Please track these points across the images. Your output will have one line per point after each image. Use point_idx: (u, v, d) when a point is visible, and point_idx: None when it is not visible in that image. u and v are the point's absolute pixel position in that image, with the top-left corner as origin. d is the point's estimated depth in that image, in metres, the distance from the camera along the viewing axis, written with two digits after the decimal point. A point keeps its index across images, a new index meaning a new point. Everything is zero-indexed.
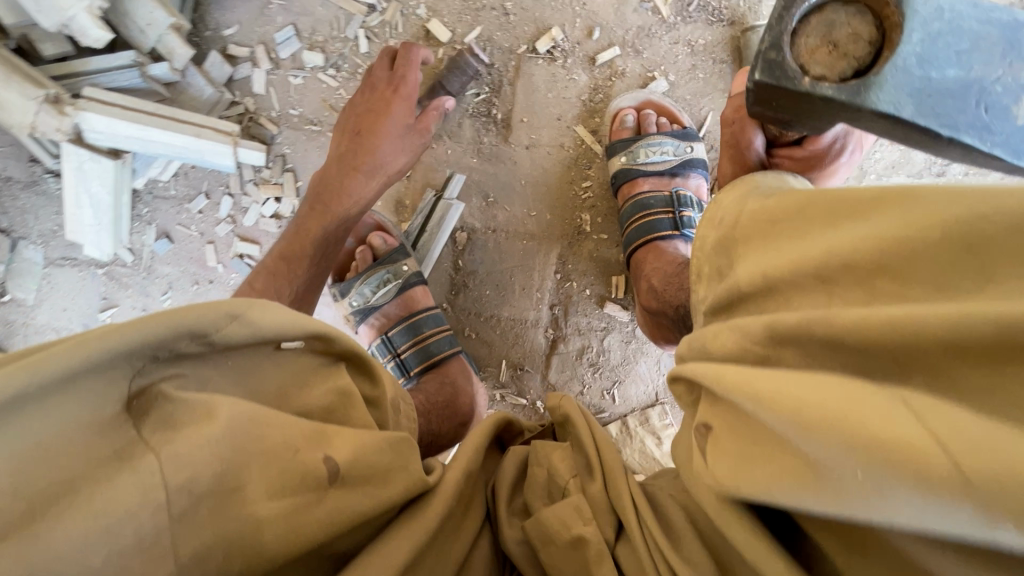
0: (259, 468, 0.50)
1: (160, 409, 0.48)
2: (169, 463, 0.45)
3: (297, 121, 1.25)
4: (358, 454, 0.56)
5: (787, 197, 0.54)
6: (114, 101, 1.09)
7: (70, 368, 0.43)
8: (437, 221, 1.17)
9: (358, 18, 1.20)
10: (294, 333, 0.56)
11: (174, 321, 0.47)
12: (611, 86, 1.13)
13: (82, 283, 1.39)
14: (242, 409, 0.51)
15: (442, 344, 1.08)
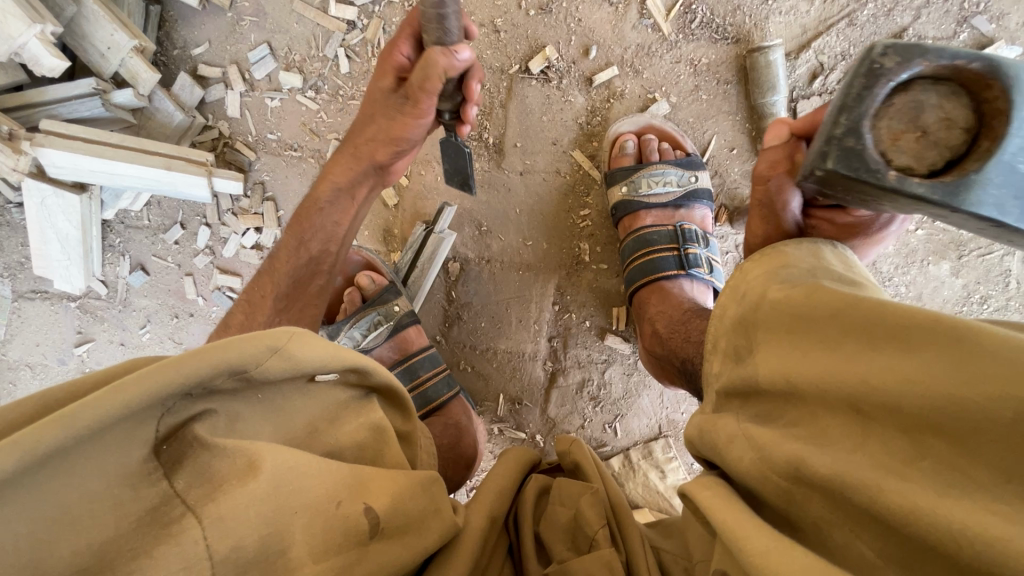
0: (304, 524, 0.45)
1: (195, 458, 0.42)
2: (214, 530, 0.40)
3: (275, 146, 1.17)
4: (397, 503, 0.51)
5: (817, 290, 0.50)
6: (75, 134, 1.01)
7: (102, 419, 0.37)
8: (428, 256, 1.10)
9: (337, 36, 1.11)
10: (331, 366, 0.50)
11: (216, 356, 0.41)
12: (610, 108, 1.07)
13: (54, 317, 1.31)
14: (288, 459, 0.45)
15: (439, 388, 1.03)
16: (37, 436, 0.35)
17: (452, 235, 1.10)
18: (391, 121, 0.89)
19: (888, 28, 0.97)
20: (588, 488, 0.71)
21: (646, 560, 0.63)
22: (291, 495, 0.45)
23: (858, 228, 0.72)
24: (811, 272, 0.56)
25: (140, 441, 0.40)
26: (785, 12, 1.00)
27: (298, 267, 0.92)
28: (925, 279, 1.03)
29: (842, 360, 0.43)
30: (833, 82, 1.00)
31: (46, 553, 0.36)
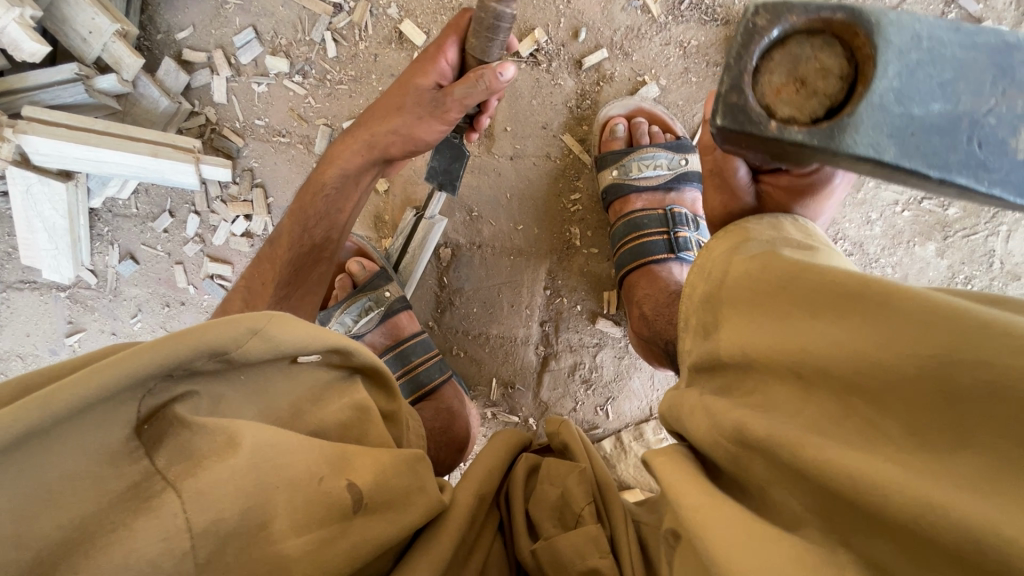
0: (287, 499, 0.46)
1: (176, 438, 0.42)
2: (193, 504, 0.41)
3: (263, 132, 1.16)
4: (381, 478, 0.52)
5: (769, 260, 0.51)
6: (59, 120, 1.00)
7: (83, 397, 0.37)
8: (420, 241, 1.09)
9: (324, 19, 1.10)
10: (313, 347, 0.50)
11: (194, 339, 0.41)
12: (599, 92, 1.06)
13: (44, 307, 1.30)
14: (268, 437, 0.46)
15: (431, 372, 1.05)
16: (18, 413, 0.35)
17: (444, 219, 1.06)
18: (418, 118, 0.89)
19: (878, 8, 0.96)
20: (576, 469, 0.71)
21: (626, 535, 0.64)
22: (270, 471, 0.45)
23: (805, 183, 0.75)
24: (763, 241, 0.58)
25: (121, 420, 0.41)
26: None
27: (297, 254, 0.92)
28: (911, 260, 1.04)
29: (791, 330, 0.45)
30: None
31: (25, 526, 0.36)
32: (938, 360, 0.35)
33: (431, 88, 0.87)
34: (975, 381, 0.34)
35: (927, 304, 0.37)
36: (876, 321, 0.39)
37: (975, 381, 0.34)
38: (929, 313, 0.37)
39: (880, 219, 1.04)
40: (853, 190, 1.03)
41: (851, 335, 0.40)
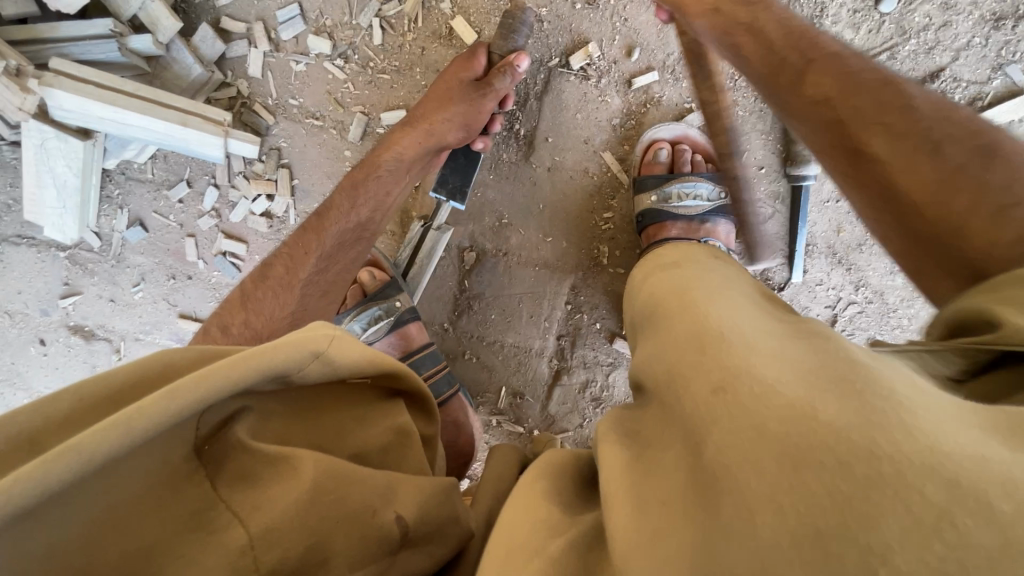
0: (345, 534, 0.44)
1: (235, 461, 0.43)
2: (260, 540, 0.40)
3: (296, 112, 1.12)
4: (425, 510, 0.49)
5: (674, 279, 0.59)
6: (86, 76, 0.96)
7: (155, 426, 0.35)
8: (428, 251, 1.10)
9: (373, 5, 1.06)
10: (366, 368, 0.50)
11: (261, 361, 0.40)
12: (645, 114, 1.05)
13: (40, 265, 1.24)
14: (322, 462, 0.45)
15: (441, 386, 1.03)
16: (88, 445, 0.33)
17: (451, 228, 1.10)
18: (469, 106, 0.95)
19: (927, 65, 0.98)
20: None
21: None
22: (329, 503, 0.43)
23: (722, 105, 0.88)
24: (675, 262, 0.66)
25: (181, 443, 0.41)
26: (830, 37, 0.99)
27: (344, 231, 0.89)
28: (929, 314, 1.06)
29: (666, 335, 0.46)
30: None
31: (94, 555, 0.36)
32: (675, 374, 0.39)
33: (469, 80, 0.95)
34: (689, 398, 0.36)
35: (690, 326, 0.43)
36: (676, 341, 0.43)
37: (688, 396, 0.36)
38: (681, 336, 0.43)
39: (903, 270, 1.05)
40: (881, 239, 1.05)
41: (651, 348, 0.47)
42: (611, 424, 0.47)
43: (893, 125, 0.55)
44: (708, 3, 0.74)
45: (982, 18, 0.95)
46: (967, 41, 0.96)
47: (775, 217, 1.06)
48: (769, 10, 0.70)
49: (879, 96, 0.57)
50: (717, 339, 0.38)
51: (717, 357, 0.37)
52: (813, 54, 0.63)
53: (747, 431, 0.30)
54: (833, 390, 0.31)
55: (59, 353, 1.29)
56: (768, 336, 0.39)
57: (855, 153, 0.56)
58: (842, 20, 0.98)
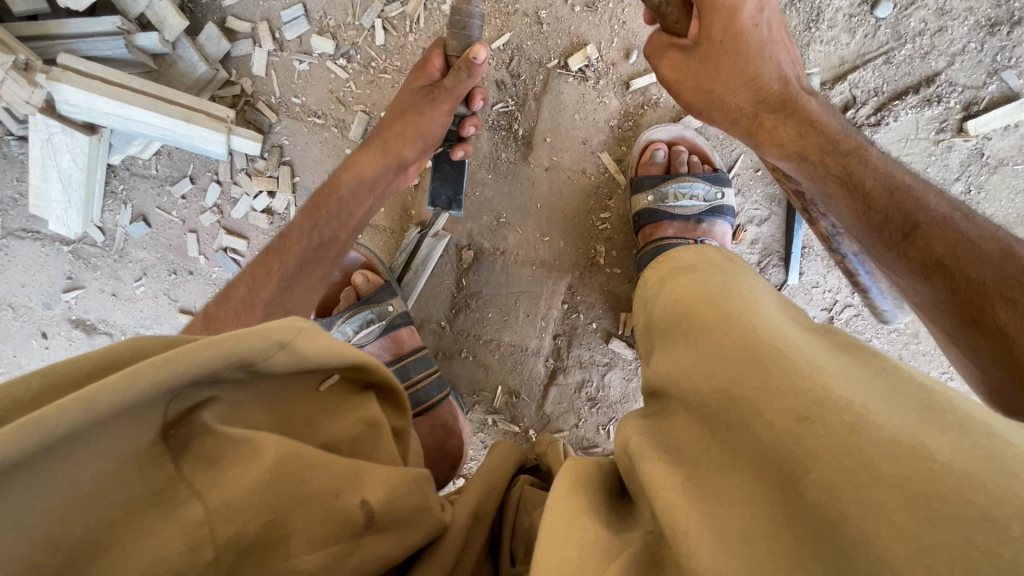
0: (304, 513, 0.43)
1: (201, 444, 0.41)
2: (219, 514, 0.39)
3: (298, 111, 1.14)
4: (393, 497, 0.49)
5: (695, 291, 0.53)
6: (94, 72, 0.98)
7: (119, 402, 0.34)
8: (423, 258, 1.11)
9: (376, 6, 1.08)
10: (335, 362, 0.48)
11: (228, 346, 0.39)
12: (642, 116, 1.06)
13: (45, 259, 1.26)
14: (291, 449, 0.44)
15: (430, 390, 1.03)
16: (49, 419, 0.32)
17: (447, 235, 1.11)
18: (429, 120, 0.95)
19: (922, 70, 0.98)
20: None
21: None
22: (292, 483, 0.43)
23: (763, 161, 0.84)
24: (695, 265, 0.61)
25: (148, 424, 0.38)
26: (826, 41, 1.00)
27: (306, 253, 0.89)
28: None
29: (705, 355, 0.43)
30: (862, 116, 1.01)
31: (55, 529, 0.34)
32: (739, 399, 0.37)
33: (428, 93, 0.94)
34: (767, 427, 0.34)
35: (742, 336, 0.42)
36: (716, 360, 0.41)
37: (766, 423, 0.35)
38: (736, 348, 0.41)
39: None
40: None
41: (687, 364, 0.44)
42: (639, 432, 0.46)
43: (1016, 299, 0.56)
44: (791, 148, 0.75)
45: (977, 24, 0.96)
46: (962, 46, 0.97)
47: (771, 220, 1.07)
48: (863, 161, 0.71)
49: (999, 266, 0.58)
50: (798, 358, 0.37)
51: (791, 375, 0.36)
52: (918, 217, 0.65)
53: (858, 471, 0.30)
54: (941, 432, 0.31)
55: (59, 346, 1.30)
56: (836, 360, 0.39)
57: (972, 318, 0.58)
58: (838, 25, 0.99)
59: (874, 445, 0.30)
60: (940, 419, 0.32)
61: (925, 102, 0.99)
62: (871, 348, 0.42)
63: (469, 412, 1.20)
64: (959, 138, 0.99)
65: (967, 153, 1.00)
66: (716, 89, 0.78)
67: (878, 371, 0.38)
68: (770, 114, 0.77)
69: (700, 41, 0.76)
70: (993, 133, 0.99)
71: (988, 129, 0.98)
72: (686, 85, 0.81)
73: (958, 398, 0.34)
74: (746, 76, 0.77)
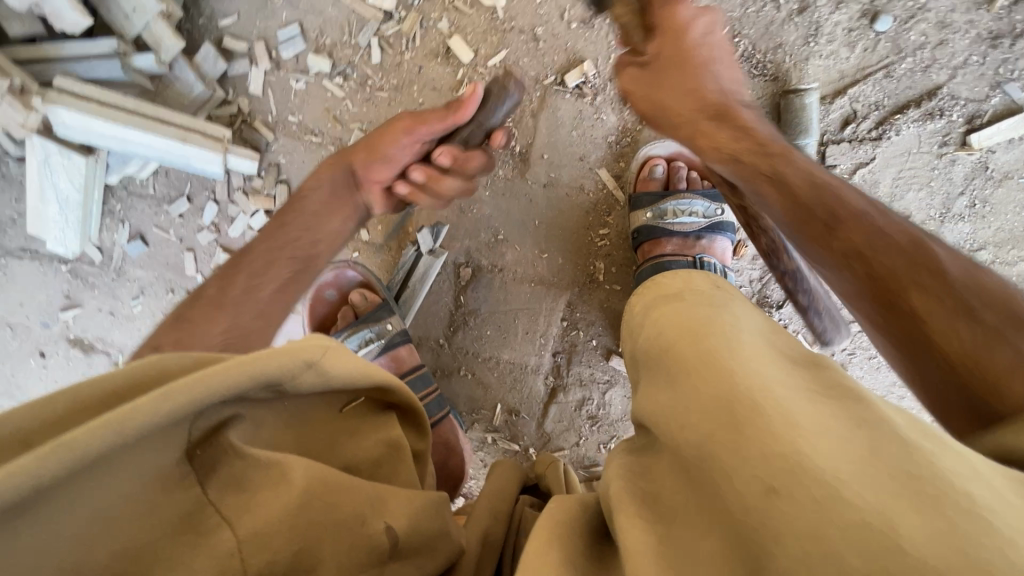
0: (332, 541, 0.43)
1: (228, 466, 0.41)
2: (248, 543, 0.40)
3: (295, 129, 1.14)
4: (415, 523, 0.50)
5: (685, 321, 0.50)
6: (90, 94, 0.98)
7: (149, 426, 0.35)
8: (420, 275, 1.12)
9: (371, 24, 1.08)
10: (359, 383, 0.50)
11: (258, 369, 0.40)
12: (641, 131, 1.05)
13: (43, 278, 1.26)
14: (318, 470, 0.45)
15: (430, 408, 1.02)
16: (86, 442, 0.33)
17: (444, 252, 1.11)
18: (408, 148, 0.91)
19: (924, 84, 0.97)
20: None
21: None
22: (321, 510, 0.43)
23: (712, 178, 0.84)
24: (678, 289, 0.59)
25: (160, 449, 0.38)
26: (826, 55, 0.99)
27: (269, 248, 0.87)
28: None
29: (686, 401, 0.40)
30: (863, 131, 1.00)
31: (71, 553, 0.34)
32: (715, 456, 0.36)
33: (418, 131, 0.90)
34: (736, 496, 0.33)
35: (712, 380, 0.40)
36: (689, 404, 0.40)
37: (735, 485, 0.34)
38: (712, 402, 0.38)
39: None
40: None
41: (670, 406, 0.42)
42: (624, 479, 0.45)
43: (924, 283, 0.54)
44: (726, 151, 0.73)
45: (979, 37, 0.95)
46: (964, 59, 0.95)
47: None
48: (790, 162, 0.68)
49: (907, 253, 0.56)
50: (771, 411, 0.35)
51: (767, 436, 0.34)
52: (840, 210, 0.61)
53: (809, 547, 0.29)
54: (910, 507, 0.29)
55: (57, 365, 1.30)
56: (815, 409, 0.36)
57: (890, 304, 0.55)
58: (838, 39, 0.98)
59: (832, 517, 0.29)
60: (908, 485, 0.30)
61: (927, 115, 0.98)
62: (857, 393, 0.38)
63: (469, 430, 1.19)
64: (962, 151, 0.98)
65: (970, 167, 0.99)
66: (665, 103, 0.80)
67: (859, 425, 0.34)
68: (708, 121, 0.76)
69: (654, 57, 0.79)
70: (997, 147, 0.98)
71: (992, 142, 0.97)
72: (646, 107, 0.82)
73: (933, 451, 0.32)
74: (690, 87, 0.78)
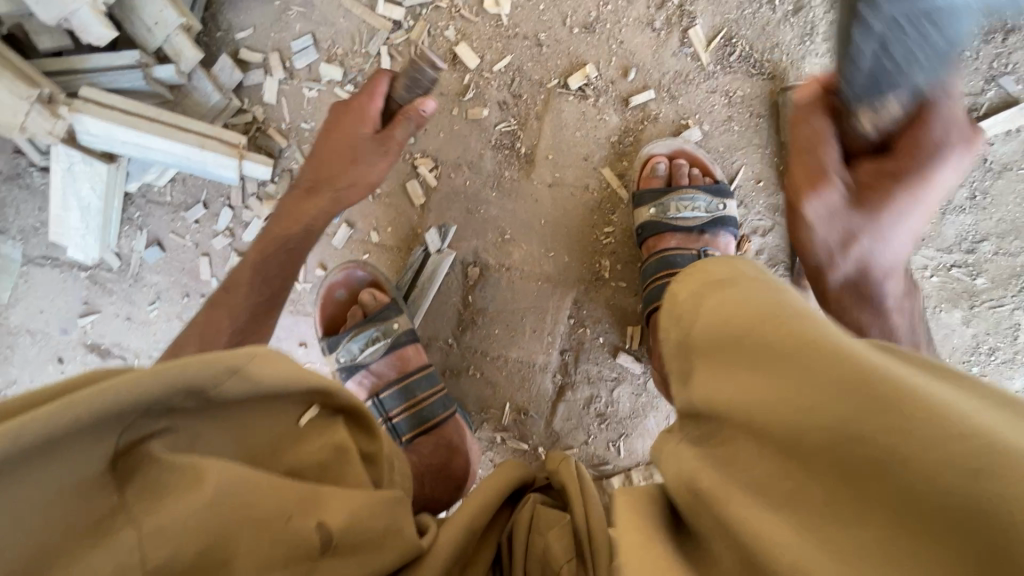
0: (249, 537, 0.45)
1: (147, 472, 0.44)
2: (150, 539, 0.41)
3: (307, 136, 1.17)
4: (353, 522, 0.50)
5: (750, 305, 0.47)
6: (114, 103, 1.02)
7: (53, 429, 0.38)
8: (428, 274, 1.15)
9: (381, 34, 1.12)
10: (294, 386, 0.51)
11: (171, 375, 0.42)
12: (643, 130, 1.08)
13: (62, 284, 1.29)
14: (236, 475, 0.46)
15: (435, 408, 1.02)
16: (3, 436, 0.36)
17: (452, 253, 1.14)
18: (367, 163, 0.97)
19: None
20: (564, 517, 0.72)
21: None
22: (234, 509, 0.45)
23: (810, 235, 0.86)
24: (730, 278, 0.54)
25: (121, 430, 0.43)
26: (822, 54, 1.01)
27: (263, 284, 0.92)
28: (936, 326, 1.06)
29: (803, 392, 0.36)
30: None
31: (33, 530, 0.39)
32: (864, 441, 0.32)
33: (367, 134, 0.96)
34: (930, 481, 0.29)
35: (845, 366, 0.35)
36: (808, 389, 0.36)
37: (919, 476, 0.30)
38: (845, 386, 0.34)
39: None
40: None
41: (778, 399, 0.38)
42: (715, 476, 0.42)
43: None
44: None
45: None
46: None
47: (775, 230, 1.07)
48: None
49: None
50: (933, 400, 0.31)
51: (930, 413, 0.30)
52: None
53: None
54: None
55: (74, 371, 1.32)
56: (960, 392, 0.33)
57: None
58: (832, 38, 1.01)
59: None
60: None
61: None
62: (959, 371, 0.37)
63: (478, 429, 1.20)
64: None
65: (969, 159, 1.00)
66: None
67: (1007, 405, 0.32)
68: None
69: None
70: (995, 138, 0.99)
71: (989, 134, 0.99)
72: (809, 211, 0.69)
73: None
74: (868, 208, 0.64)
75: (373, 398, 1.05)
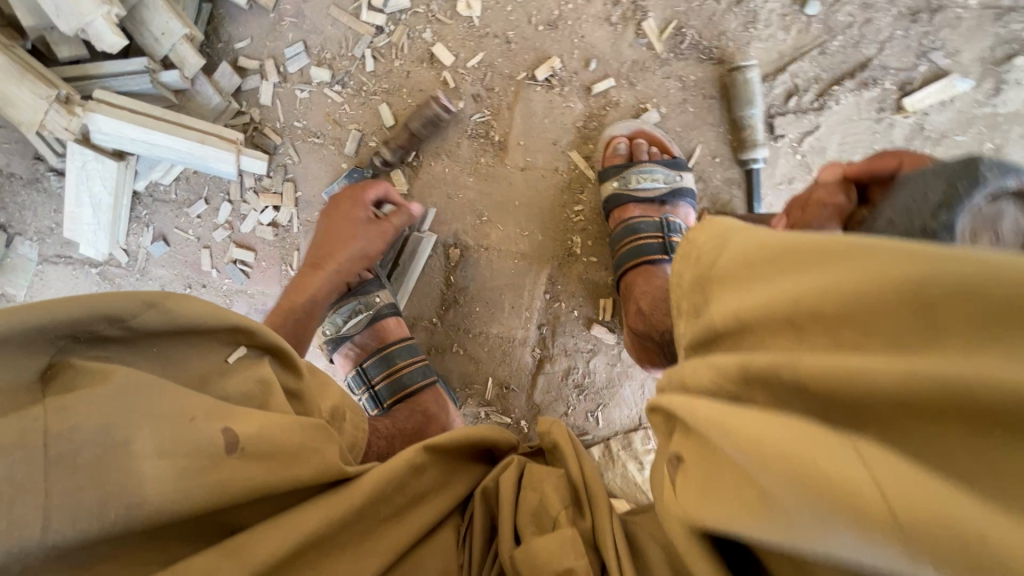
0: (150, 428, 0.46)
1: (64, 377, 0.46)
2: (53, 414, 0.43)
3: (300, 133, 1.28)
4: (262, 429, 0.51)
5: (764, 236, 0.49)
6: (123, 104, 1.13)
7: None
8: (410, 253, 1.22)
9: (366, 38, 1.23)
10: (213, 321, 0.53)
11: (72, 299, 0.46)
12: (606, 115, 1.17)
13: (74, 281, 1.39)
14: (140, 378, 0.48)
15: (414, 375, 1.08)
16: None
17: (434, 235, 1.22)
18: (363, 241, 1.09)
19: (856, 58, 1.08)
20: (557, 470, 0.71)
21: (610, 524, 0.62)
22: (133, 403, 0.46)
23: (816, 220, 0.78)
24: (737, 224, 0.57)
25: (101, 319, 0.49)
26: (765, 39, 1.11)
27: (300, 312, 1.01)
28: None
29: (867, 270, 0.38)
30: (807, 102, 1.10)
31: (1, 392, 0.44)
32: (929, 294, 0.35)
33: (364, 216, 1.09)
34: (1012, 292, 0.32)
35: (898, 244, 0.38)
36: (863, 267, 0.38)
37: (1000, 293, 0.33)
38: (906, 254, 0.37)
39: None
40: None
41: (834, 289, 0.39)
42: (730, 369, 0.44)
43: None
44: None
45: (900, 14, 1.06)
46: (889, 34, 1.07)
47: (735, 202, 1.14)
48: None
49: None
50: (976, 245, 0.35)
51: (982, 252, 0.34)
52: None
53: None
54: None
55: None
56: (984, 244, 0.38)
57: None
58: (773, 24, 1.10)
59: None
60: None
61: (863, 85, 1.08)
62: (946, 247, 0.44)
63: (462, 405, 1.25)
64: (899, 115, 1.07)
65: (909, 128, 1.08)
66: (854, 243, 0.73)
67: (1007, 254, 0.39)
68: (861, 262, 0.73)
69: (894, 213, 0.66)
70: (931, 108, 1.07)
71: (925, 105, 1.06)
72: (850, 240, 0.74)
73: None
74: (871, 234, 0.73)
75: (356, 366, 1.12)
